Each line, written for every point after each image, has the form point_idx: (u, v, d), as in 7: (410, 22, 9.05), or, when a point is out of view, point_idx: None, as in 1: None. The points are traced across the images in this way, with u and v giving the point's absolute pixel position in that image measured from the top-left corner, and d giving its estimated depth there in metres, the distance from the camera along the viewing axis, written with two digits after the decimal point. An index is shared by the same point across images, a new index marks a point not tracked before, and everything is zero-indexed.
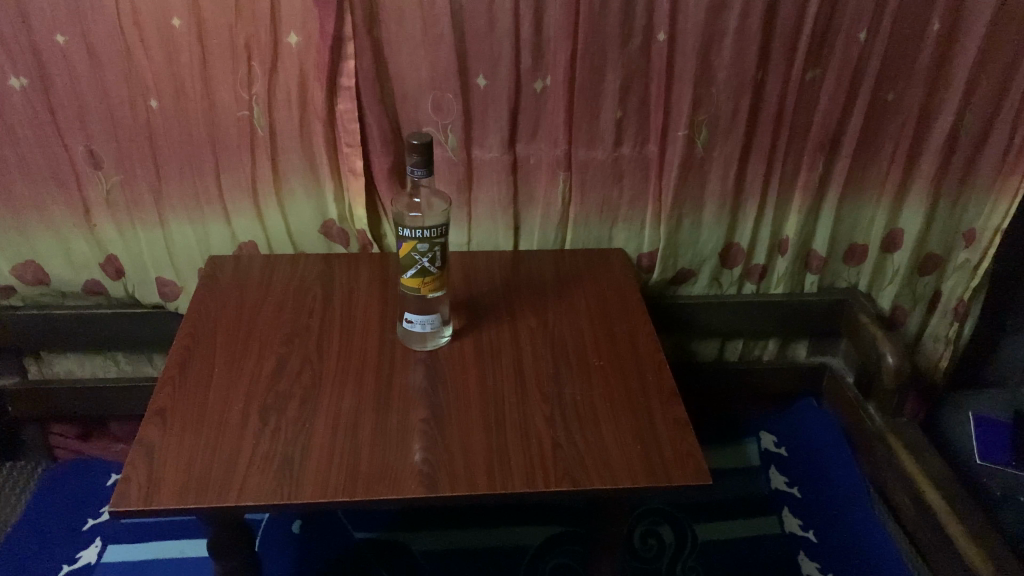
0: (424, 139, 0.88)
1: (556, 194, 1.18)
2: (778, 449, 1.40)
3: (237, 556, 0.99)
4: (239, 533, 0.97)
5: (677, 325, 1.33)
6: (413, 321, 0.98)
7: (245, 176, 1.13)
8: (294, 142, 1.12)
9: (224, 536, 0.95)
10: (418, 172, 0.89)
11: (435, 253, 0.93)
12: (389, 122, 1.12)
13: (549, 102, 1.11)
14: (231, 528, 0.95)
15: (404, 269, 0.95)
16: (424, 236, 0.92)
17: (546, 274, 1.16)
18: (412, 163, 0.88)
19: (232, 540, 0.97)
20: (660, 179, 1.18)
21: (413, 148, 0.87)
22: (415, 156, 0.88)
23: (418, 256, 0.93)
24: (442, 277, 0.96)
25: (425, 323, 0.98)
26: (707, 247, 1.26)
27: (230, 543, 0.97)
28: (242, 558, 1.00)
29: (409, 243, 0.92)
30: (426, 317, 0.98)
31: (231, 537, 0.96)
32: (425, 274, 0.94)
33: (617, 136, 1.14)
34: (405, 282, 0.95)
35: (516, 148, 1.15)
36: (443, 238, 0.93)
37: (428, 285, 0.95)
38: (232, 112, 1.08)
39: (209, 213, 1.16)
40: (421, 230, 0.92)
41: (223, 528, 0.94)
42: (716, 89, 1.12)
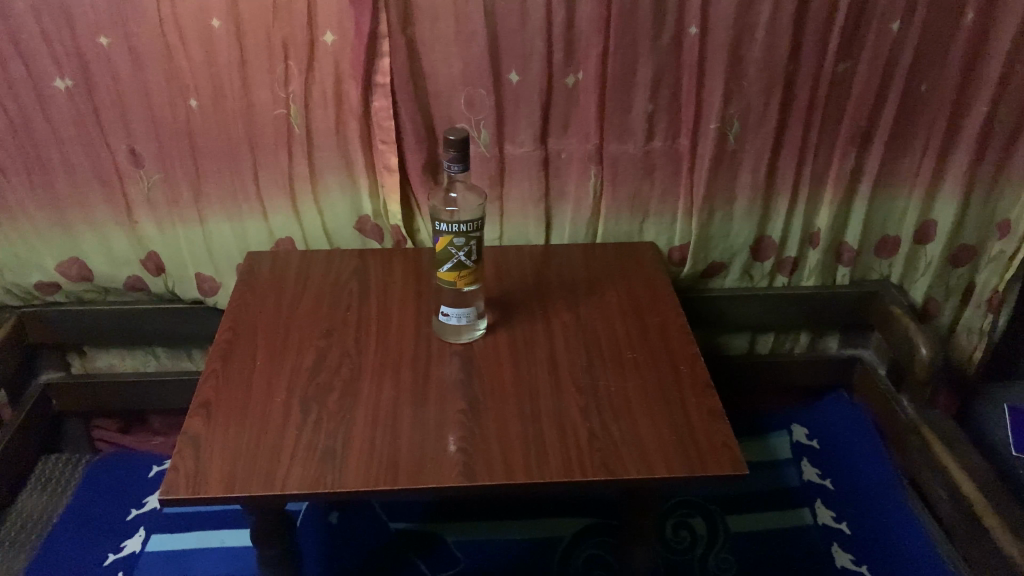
0: (460, 135, 0.89)
1: (588, 189, 1.19)
2: (809, 441, 1.40)
3: (278, 546, 1.01)
4: (281, 522, 0.99)
5: (707, 318, 1.34)
6: (447, 314, 1.00)
7: (282, 173, 1.15)
8: (329, 140, 1.14)
9: (266, 526, 0.98)
10: (454, 167, 0.90)
11: (470, 248, 0.94)
12: (423, 119, 1.13)
13: (580, 97, 1.12)
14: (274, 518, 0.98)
15: (439, 263, 0.96)
16: (459, 231, 0.93)
17: (578, 267, 1.17)
18: (448, 159, 0.90)
19: (273, 530, 0.99)
20: (691, 172, 1.18)
21: (449, 144, 0.89)
22: (451, 152, 0.89)
23: (454, 251, 0.94)
24: (477, 271, 0.97)
25: (459, 315, 1.00)
26: (738, 241, 1.26)
27: (272, 532, 0.99)
28: (283, 549, 1.02)
29: (445, 238, 0.94)
30: (460, 310, 1.00)
31: (274, 526, 0.99)
32: (460, 268, 0.96)
33: (649, 130, 1.15)
34: (441, 276, 0.97)
35: (548, 143, 1.16)
36: (479, 232, 0.94)
37: (464, 279, 0.96)
38: (269, 111, 1.10)
39: (247, 210, 1.18)
40: (456, 224, 0.93)
41: (266, 518, 0.97)
42: (747, 82, 1.12)
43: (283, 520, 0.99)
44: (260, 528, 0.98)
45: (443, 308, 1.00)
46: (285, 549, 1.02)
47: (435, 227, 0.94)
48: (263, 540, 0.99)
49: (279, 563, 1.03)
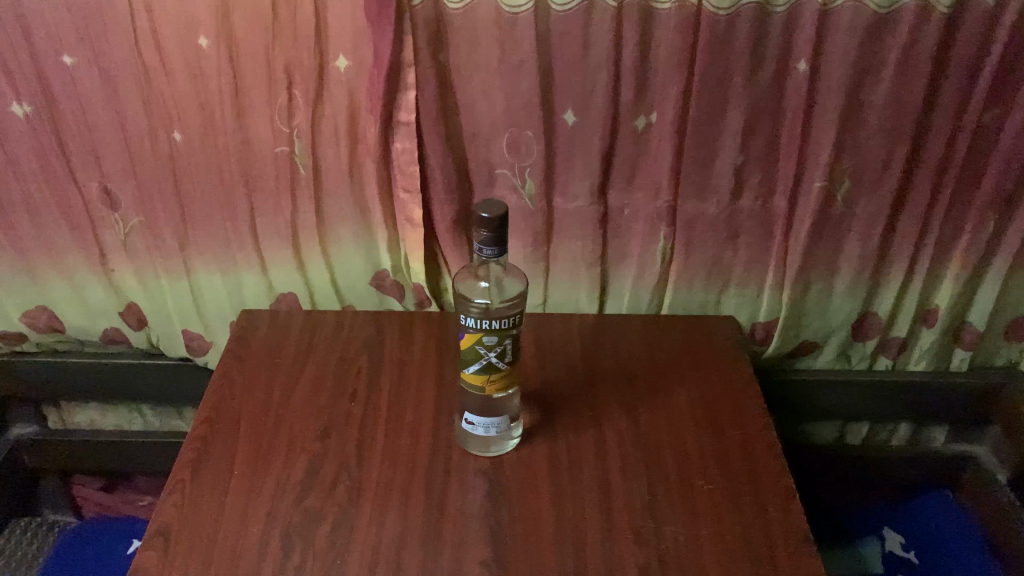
0: (496, 211, 0.66)
1: (654, 254, 0.97)
2: (906, 554, 1.16)
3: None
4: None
5: (791, 403, 1.13)
6: (474, 424, 0.79)
7: (284, 222, 0.96)
8: (341, 184, 0.94)
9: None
10: (487, 251, 0.68)
11: (504, 347, 0.73)
12: (455, 165, 0.92)
13: (652, 145, 0.90)
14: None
15: (465, 363, 0.75)
16: (490, 328, 0.72)
17: (637, 349, 0.95)
18: (480, 241, 0.68)
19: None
20: (785, 238, 0.95)
21: (481, 222, 0.67)
22: (482, 233, 0.67)
23: (484, 351, 0.73)
24: (513, 373, 0.76)
25: (491, 425, 0.79)
26: (837, 318, 1.03)
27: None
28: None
29: (472, 335, 0.73)
30: (489, 419, 0.79)
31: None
32: (490, 371, 0.75)
33: (735, 187, 0.92)
34: (467, 378, 0.76)
35: (607, 198, 0.94)
36: (516, 329, 0.73)
37: (494, 384, 0.75)
38: (269, 149, 0.91)
39: (243, 261, 0.99)
40: (488, 319, 0.72)
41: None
42: (866, 133, 0.88)
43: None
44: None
45: (469, 414, 0.80)
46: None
47: (461, 319, 0.73)
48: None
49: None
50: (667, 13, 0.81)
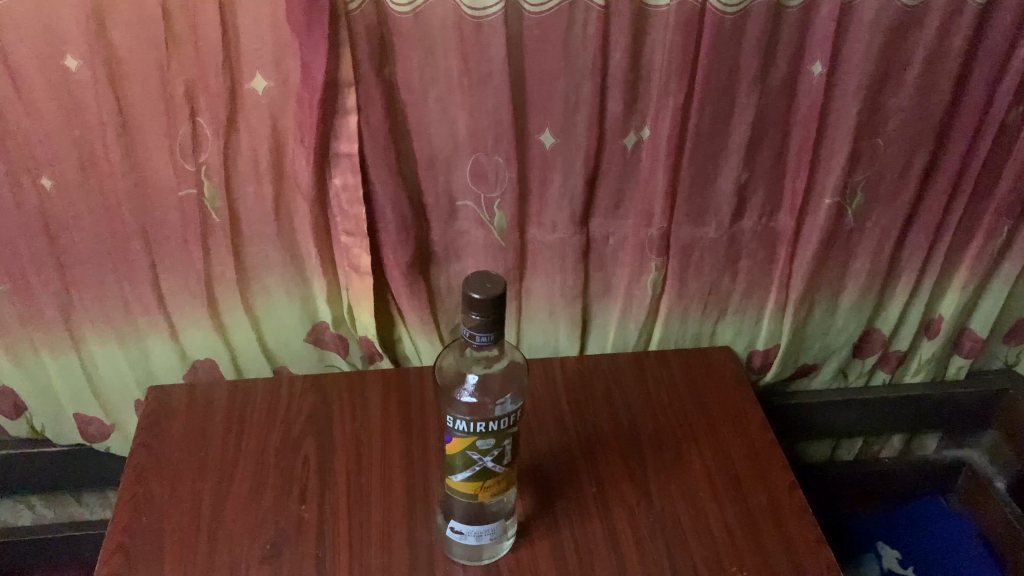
0: (491, 291, 0.52)
1: (644, 285, 0.83)
2: (905, 569, 1.07)
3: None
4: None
5: (787, 429, 1.02)
6: (463, 533, 0.64)
7: (195, 277, 0.77)
8: (266, 229, 0.76)
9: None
10: (482, 338, 0.53)
11: (503, 449, 0.59)
12: (409, 199, 0.75)
13: (643, 164, 0.76)
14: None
15: (451, 468, 0.61)
16: (486, 431, 0.57)
17: (632, 399, 0.81)
18: (471, 325, 0.53)
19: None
20: (791, 260, 0.83)
21: (472, 306, 0.52)
22: (473, 318, 0.53)
23: (477, 456, 0.59)
24: (511, 475, 0.62)
25: (484, 533, 0.64)
26: (840, 338, 0.93)
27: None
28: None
29: (462, 440, 0.58)
30: (482, 526, 0.64)
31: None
32: (485, 477, 0.61)
33: (737, 207, 0.79)
34: (455, 485, 0.62)
35: (590, 226, 0.80)
36: (516, 427, 0.59)
37: (489, 489, 0.62)
38: (171, 192, 0.72)
39: (147, 329, 0.80)
40: (482, 421, 0.57)
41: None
42: (883, 140, 0.77)
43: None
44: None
45: (455, 521, 0.65)
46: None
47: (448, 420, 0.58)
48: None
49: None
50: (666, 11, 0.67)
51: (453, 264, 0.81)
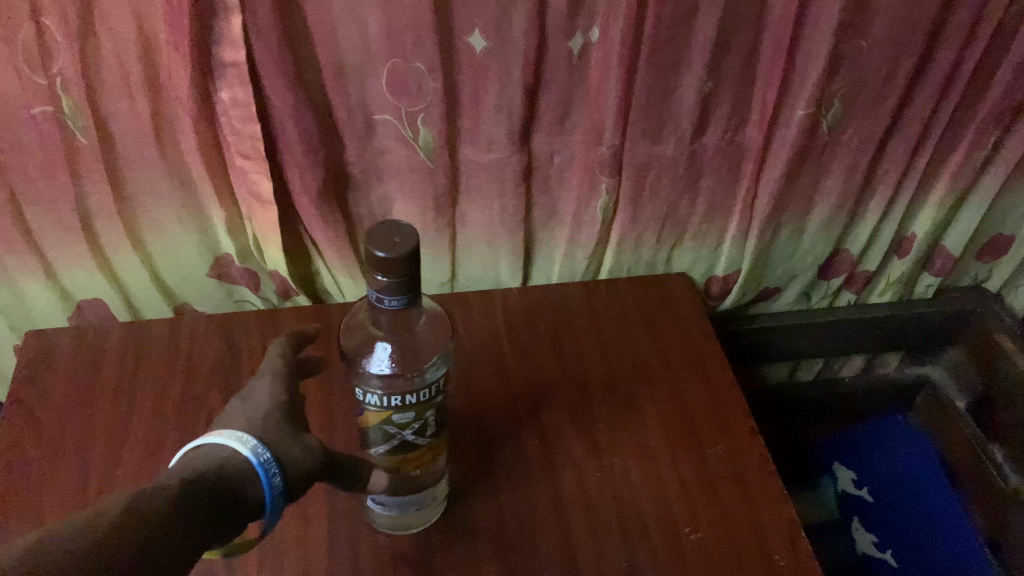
0: (403, 248, 0.42)
1: (592, 209, 0.74)
2: (861, 491, 1.04)
3: (254, 498, 0.43)
4: (177, 540, 0.39)
5: (746, 355, 0.96)
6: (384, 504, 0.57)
7: (66, 210, 0.65)
8: (147, 152, 0.64)
9: (116, 550, 0.36)
10: (392, 303, 0.43)
11: (425, 422, 0.51)
12: (316, 115, 0.64)
13: (592, 72, 0.65)
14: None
15: (367, 442, 0.53)
16: (403, 405, 0.49)
17: (581, 339, 0.73)
18: (378, 289, 0.43)
19: (188, 490, 0.41)
20: (757, 178, 0.74)
21: (380, 267, 0.42)
22: (380, 281, 0.43)
23: (395, 431, 0.51)
24: (436, 446, 0.54)
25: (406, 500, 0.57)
26: (806, 261, 0.85)
27: (184, 501, 0.40)
28: (296, 463, 0.46)
29: (376, 415, 0.50)
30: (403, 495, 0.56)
31: (188, 527, 0.40)
32: (407, 452, 0.52)
33: (700, 120, 0.69)
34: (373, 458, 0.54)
35: (531, 143, 0.69)
36: (440, 396, 0.51)
37: (412, 463, 0.54)
38: (21, 108, 0.59)
39: (17, 266, 0.69)
40: (399, 394, 0.49)
41: (131, 530, 0.37)
42: (868, 42, 0.67)
43: (211, 504, 0.41)
44: (165, 537, 0.38)
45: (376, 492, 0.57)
46: (296, 482, 0.46)
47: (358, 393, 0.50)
48: (231, 488, 0.42)
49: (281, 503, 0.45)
50: None
51: (375, 186, 0.70)
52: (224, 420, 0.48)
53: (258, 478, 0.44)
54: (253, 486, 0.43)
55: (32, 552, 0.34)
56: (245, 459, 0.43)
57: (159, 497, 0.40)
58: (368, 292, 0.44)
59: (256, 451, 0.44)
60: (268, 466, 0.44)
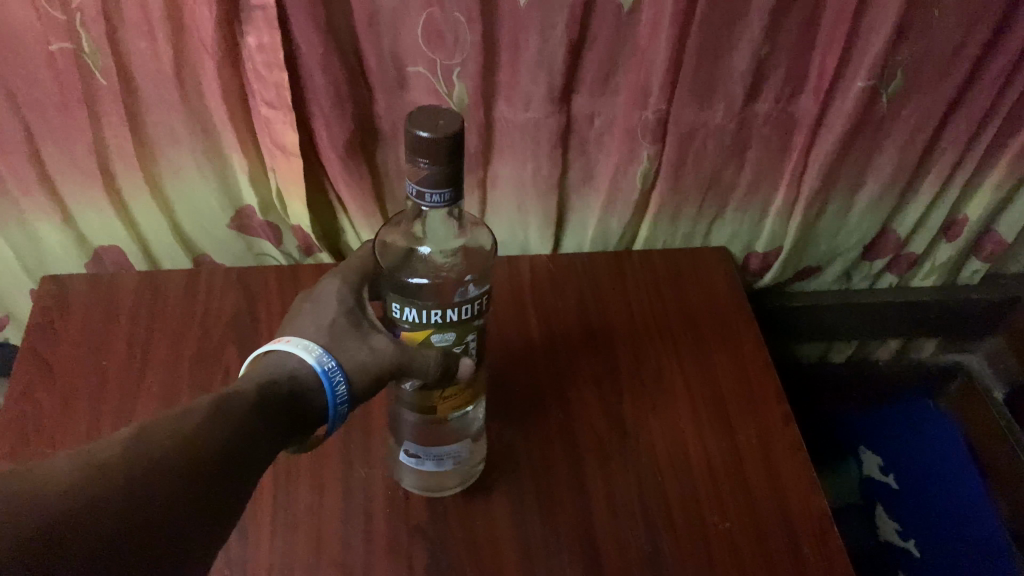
0: (446, 132, 0.38)
1: (631, 176, 0.70)
2: (885, 478, 0.99)
3: (318, 406, 0.44)
4: (256, 442, 0.39)
5: (780, 334, 0.93)
6: (424, 457, 0.56)
7: (84, 153, 0.63)
8: (168, 97, 0.61)
9: (208, 446, 0.36)
10: (433, 199, 0.40)
11: (466, 347, 0.48)
12: (346, 65, 0.60)
13: (641, 31, 0.61)
14: (229, 481, 0.36)
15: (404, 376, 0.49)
16: (446, 318, 0.46)
17: (610, 310, 0.71)
18: (418, 181, 0.40)
19: (263, 396, 0.41)
20: (807, 152, 0.70)
21: (421, 149, 0.39)
22: (421, 167, 0.39)
23: (434, 355, 0.47)
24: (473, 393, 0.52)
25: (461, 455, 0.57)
26: (850, 241, 0.81)
27: (262, 405, 0.41)
28: (361, 369, 0.46)
29: (417, 332, 0.47)
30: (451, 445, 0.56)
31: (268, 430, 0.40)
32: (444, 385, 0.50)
33: (752, 88, 0.65)
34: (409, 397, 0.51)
35: (571, 104, 0.65)
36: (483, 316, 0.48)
37: (450, 404, 0.52)
38: (37, 44, 0.56)
39: (30, 209, 0.66)
40: (440, 309, 0.46)
41: (220, 431, 0.37)
42: (939, 11, 0.62)
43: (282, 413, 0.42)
44: (249, 439, 0.39)
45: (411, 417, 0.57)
46: (360, 391, 0.47)
47: (396, 312, 0.47)
48: (300, 394, 0.44)
49: (345, 409, 0.46)
50: None
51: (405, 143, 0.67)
52: (294, 326, 0.49)
53: (323, 386, 0.45)
54: (319, 394, 0.45)
55: (135, 439, 0.34)
56: (311, 365, 0.45)
57: (241, 401, 0.40)
58: (406, 183, 0.41)
59: (321, 360, 0.45)
60: (334, 372, 0.45)
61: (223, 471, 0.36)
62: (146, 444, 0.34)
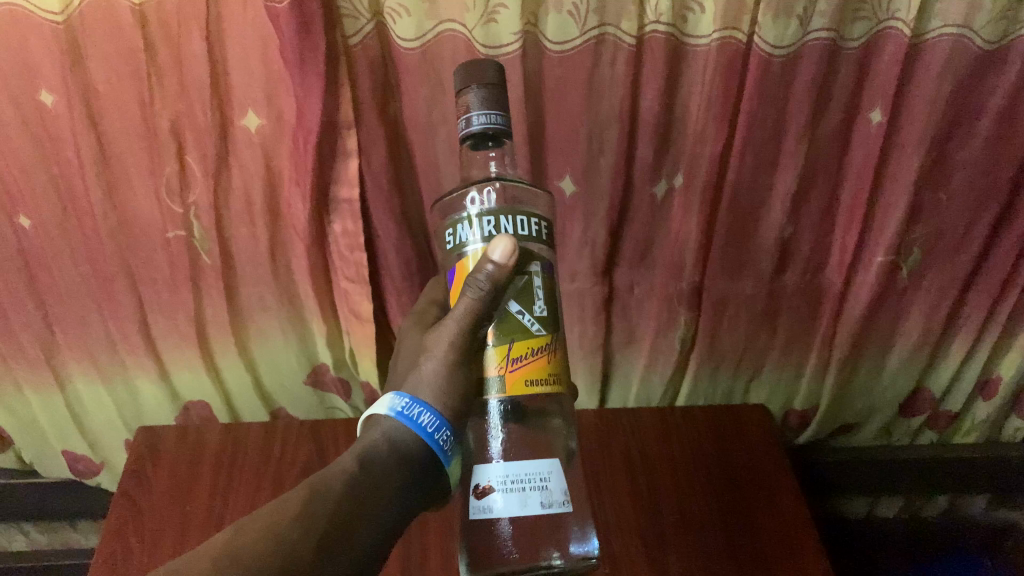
0: (492, 62, 0.46)
1: (671, 339, 0.76)
2: None
3: (419, 451, 0.44)
4: (355, 521, 0.41)
5: (824, 486, 0.94)
6: (500, 487, 0.46)
7: (185, 318, 0.71)
8: (261, 271, 0.70)
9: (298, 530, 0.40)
10: (479, 119, 0.45)
11: (530, 274, 0.46)
12: (416, 246, 0.69)
13: (676, 214, 0.69)
14: (334, 557, 0.39)
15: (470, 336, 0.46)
16: (501, 233, 0.45)
17: (649, 447, 0.75)
18: (467, 108, 0.46)
19: (363, 457, 0.43)
20: (837, 319, 0.75)
21: (467, 72, 0.46)
22: (469, 93, 0.46)
23: (481, 265, 0.44)
24: (553, 360, 0.46)
25: (552, 491, 0.46)
26: (887, 396, 0.83)
27: (361, 474, 0.43)
28: (440, 393, 0.45)
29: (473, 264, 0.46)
30: (536, 466, 0.47)
31: (369, 504, 0.42)
32: (512, 328, 0.45)
33: (779, 262, 0.72)
34: (478, 378, 0.45)
35: (613, 276, 0.73)
36: (543, 245, 0.47)
37: (532, 363, 0.45)
38: (156, 233, 0.67)
39: (134, 367, 0.74)
40: (493, 221, 0.46)
41: (315, 522, 0.40)
42: (945, 194, 0.70)
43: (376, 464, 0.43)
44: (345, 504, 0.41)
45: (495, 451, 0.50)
46: (453, 416, 0.45)
47: (456, 247, 0.47)
48: (398, 448, 0.44)
49: (444, 439, 0.45)
50: (706, 50, 0.62)
51: None
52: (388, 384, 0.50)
53: (409, 426, 0.44)
54: (407, 434, 0.44)
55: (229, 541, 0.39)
56: (385, 414, 0.45)
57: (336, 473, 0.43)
58: (460, 128, 0.46)
59: (393, 405, 0.45)
60: (413, 410, 0.45)
61: (317, 541, 0.39)
62: (233, 562, 0.37)
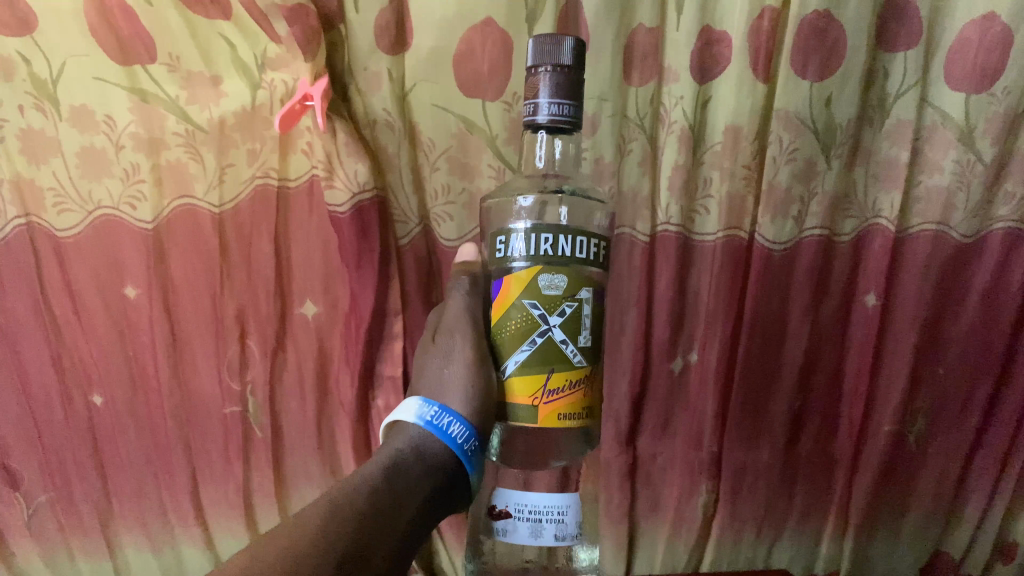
0: (574, 45, 0.51)
1: (696, 508, 0.78)
2: None
3: (447, 458, 0.50)
4: (374, 535, 0.45)
5: None
6: (518, 514, 0.53)
7: (234, 487, 0.74)
8: (307, 442, 0.74)
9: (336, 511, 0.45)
10: (547, 109, 0.51)
11: (575, 302, 0.51)
12: None
13: (693, 388, 0.75)
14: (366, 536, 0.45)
15: (513, 347, 0.52)
16: (554, 258, 0.51)
17: None
18: (539, 94, 0.51)
19: (393, 461, 0.49)
20: (851, 487, 0.78)
21: (546, 49, 0.51)
22: (541, 74, 0.51)
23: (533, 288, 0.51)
24: (586, 393, 0.53)
25: (567, 524, 0.53)
26: (906, 558, 0.82)
27: (392, 479, 0.48)
28: (471, 404, 0.52)
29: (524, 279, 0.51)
30: (555, 499, 0.53)
31: (386, 525, 0.46)
32: (552, 360, 0.52)
33: (792, 431, 0.77)
34: (514, 398, 0.52)
35: (637, 445, 0.76)
36: (590, 275, 0.52)
37: (567, 396, 0.52)
38: (214, 409, 0.72)
39: (183, 538, 0.75)
40: (550, 239, 0.51)
41: (343, 532, 0.44)
42: (944, 367, 0.75)
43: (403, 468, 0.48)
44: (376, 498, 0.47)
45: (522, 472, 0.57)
46: (477, 423, 0.52)
47: (504, 256, 0.52)
48: (425, 452, 0.50)
49: (471, 447, 0.51)
50: (712, 245, 0.71)
51: None
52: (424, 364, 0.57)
53: (439, 433, 0.51)
54: (434, 441, 0.51)
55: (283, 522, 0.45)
56: (414, 422, 0.51)
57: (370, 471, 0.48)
58: (527, 107, 0.52)
59: (422, 414, 0.52)
60: (443, 420, 0.51)
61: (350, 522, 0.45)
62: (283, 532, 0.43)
